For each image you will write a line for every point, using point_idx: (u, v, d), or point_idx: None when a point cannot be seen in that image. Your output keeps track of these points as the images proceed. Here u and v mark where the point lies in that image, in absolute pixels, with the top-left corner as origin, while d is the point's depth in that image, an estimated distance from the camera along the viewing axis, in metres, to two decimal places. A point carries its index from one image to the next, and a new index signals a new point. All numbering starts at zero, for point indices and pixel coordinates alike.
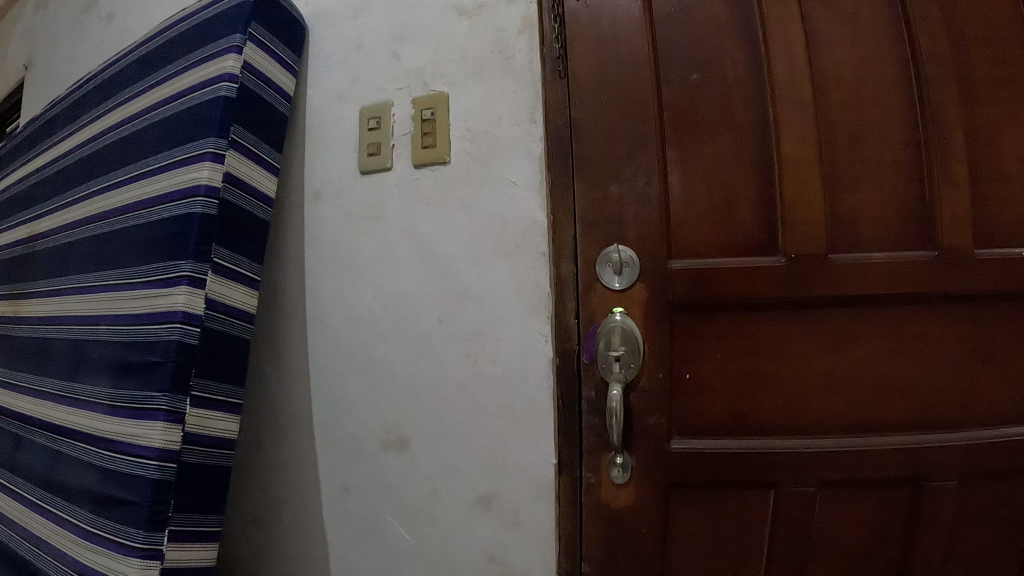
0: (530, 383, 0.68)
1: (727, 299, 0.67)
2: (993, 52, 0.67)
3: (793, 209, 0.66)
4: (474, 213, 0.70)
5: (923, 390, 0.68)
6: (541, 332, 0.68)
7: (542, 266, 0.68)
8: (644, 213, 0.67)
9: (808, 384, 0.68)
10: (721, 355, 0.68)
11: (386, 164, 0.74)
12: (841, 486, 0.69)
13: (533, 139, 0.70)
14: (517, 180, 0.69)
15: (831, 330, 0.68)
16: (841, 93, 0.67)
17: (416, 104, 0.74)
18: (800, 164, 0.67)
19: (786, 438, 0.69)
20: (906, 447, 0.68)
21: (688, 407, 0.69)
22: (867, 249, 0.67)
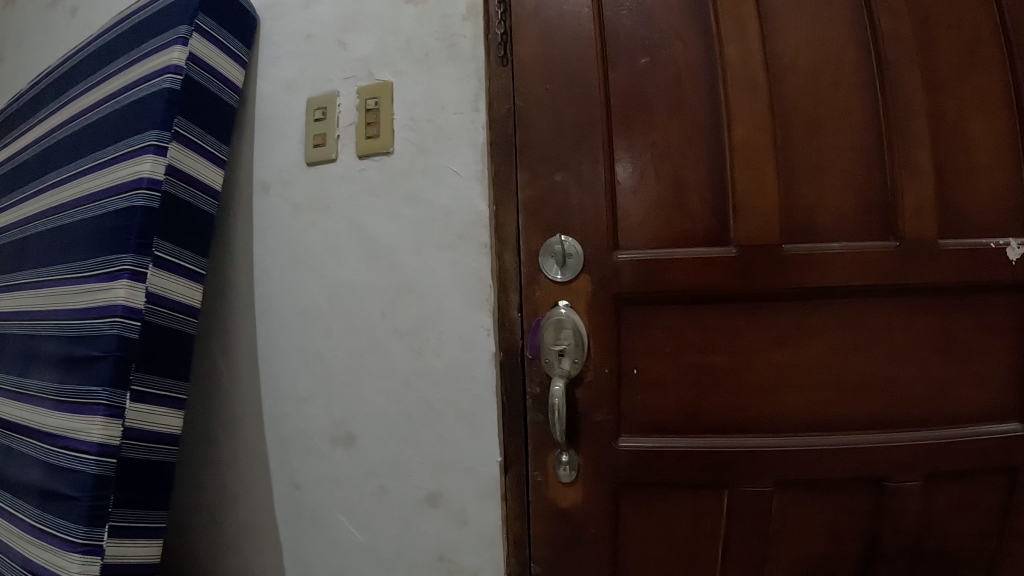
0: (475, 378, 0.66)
1: (677, 293, 0.64)
2: (931, 52, 0.72)
3: (746, 198, 0.65)
4: (415, 203, 0.68)
5: (879, 387, 0.70)
6: (485, 326, 0.65)
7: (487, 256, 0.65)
8: (590, 201, 0.64)
9: (766, 379, 0.67)
10: (670, 351, 0.65)
11: (331, 156, 0.73)
12: (797, 486, 0.70)
13: (475, 126, 0.67)
14: (459, 169, 0.66)
15: (789, 325, 0.67)
16: (798, 83, 0.70)
17: (361, 94, 0.73)
18: (753, 151, 0.65)
19: (739, 437, 0.67)
20: (862, 441, 0.69)
21: (636, 404, 0.66)
22: (822, 240, 0.68)
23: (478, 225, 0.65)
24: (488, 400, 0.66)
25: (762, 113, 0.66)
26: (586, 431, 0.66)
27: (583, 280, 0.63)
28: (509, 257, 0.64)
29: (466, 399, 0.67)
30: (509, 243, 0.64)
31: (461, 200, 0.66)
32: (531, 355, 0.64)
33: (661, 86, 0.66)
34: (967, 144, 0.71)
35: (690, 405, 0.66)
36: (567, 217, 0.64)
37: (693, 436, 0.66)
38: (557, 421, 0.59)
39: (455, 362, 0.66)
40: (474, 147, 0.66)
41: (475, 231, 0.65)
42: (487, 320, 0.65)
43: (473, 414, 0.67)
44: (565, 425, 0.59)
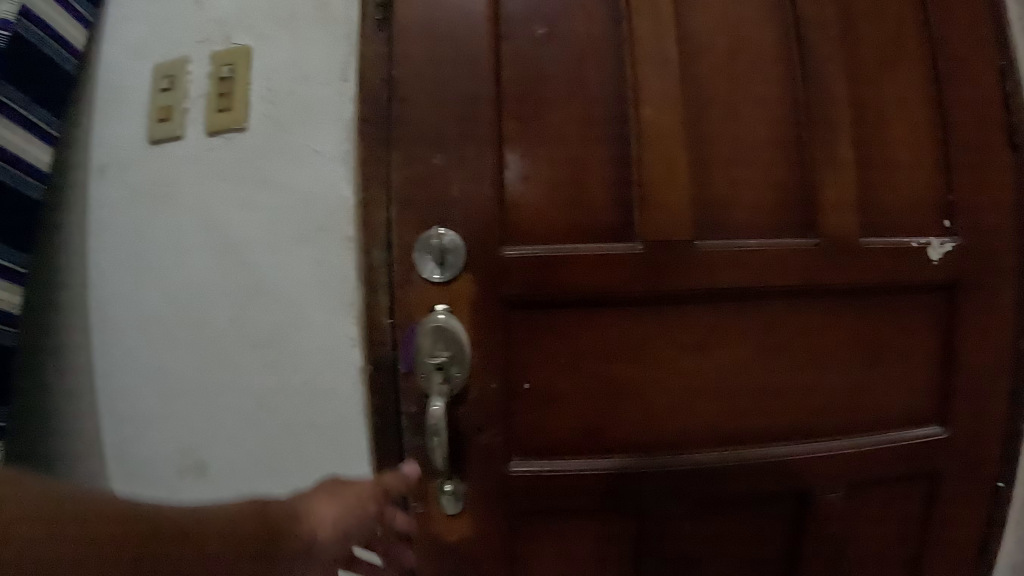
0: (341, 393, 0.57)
1: (575, 296, 0.56)
2: (853, 36, 0.66)
3: (655, 188, 0.57)
4: (271, 189, 0.58)
5: (798, 396, 0.64)
6: (350, 336, 0.57)
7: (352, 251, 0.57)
8: (474, 189, 0.54)
9: (675, 392, 0.60)
10: (568, 361, 0.57)
11: (176, 133, 0.62)
12: (715, 508, 0.63)
13: (341, 100, 0.58)
14: (322, 149, 0.57)
15: (700, 330, 0.60)
16: (715, 64, 0.62)
17: (214, 60, 0.62)
18: (665, 135, 0.57)
19: (649, 457, 0.59)
20: (783, 455, 0.63)
21: (530, 423, 0.58)
22: (737, 236, 0.61)
23: (341, 215, 0.57)
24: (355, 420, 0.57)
25: (672, 92, 0.58)
26: (471, 456, 0.57)
27: (465, 280, 0.55)
28: (377, 252, 0.55)
29: (331, 419, 0.58)
30: (376, 237, 0.55)
31: (322, 186, 0.57)
32: (404, 370, 0.55)
33: (561, 57, 0.57)
34: (887, 134, 0.66)
35: (591, 423, 0.58)
36: (447, 208, 0.54)
37: (596, 459, 0.58)
38: (439, 446, 0.50)
39: (316, 376, 0.57)
40: (339, 124, 0.58)
41: (338, 224, 0.57)
42: (353, 328, 0.57)
43: (337, 435, 0.58)
44: (448, 452, 0.51)
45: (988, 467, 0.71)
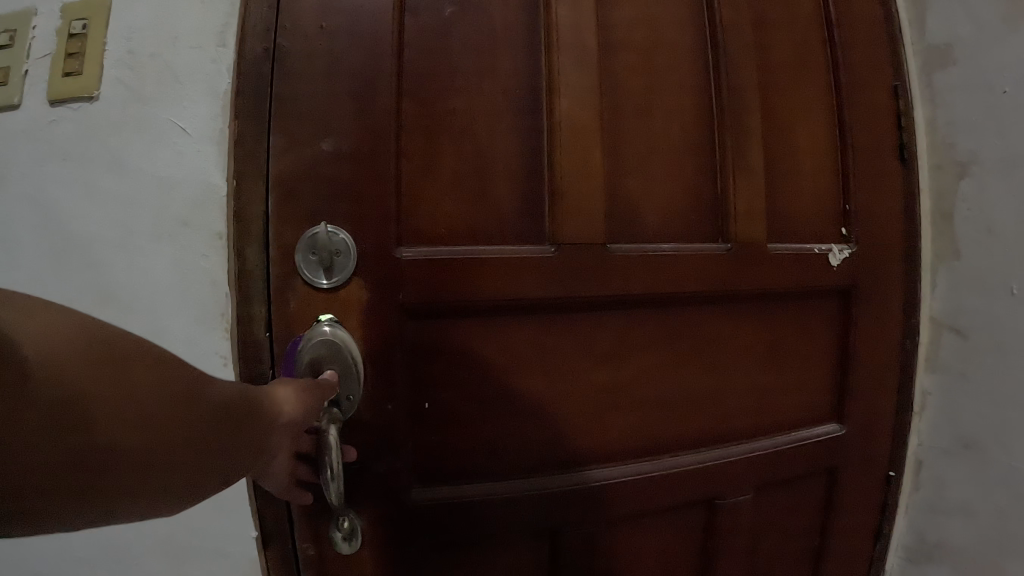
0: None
1: (479, 304, 0.52)
2: (765, 41, 0.65)
3: (570, 182, 0.54)
4: (125, 174, 0.50)
5: (707, 403, 0.63)
6: (220, 353, 0.51)
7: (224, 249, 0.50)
8: (367, 182, 0.49)
9: (584, 403, 0.57)
10: (470, 375, 0.53)
11: (13, 100, 0.51)
12: (627, 520, 0.60)
13: (214, 71, 0.50)
14: (187, 126, 0.50)
15: (610, 338, 0.58)
16: (632, 60, 0.59)
17: (64, 14, 0.52)
18: (582, 125, 0.54)
19: (557, 473, 0.56)
20: (693, 463, 0.61)
21: (429, 444, 0.52)
22: (650, 241, 0.59)
23: (210, 204, 0.50)
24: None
25: (588, 85, 0.54)
26: (365, 484, 0.51)
27: (356, 284, 0.49)
28: (254, 252, 0.48)
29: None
30: (254, 234, 0.48)
31: (188, 172, 0.50)
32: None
33: (469, 38, 0.52)
34: (796, 143, 0.66)
35: (497, 439, 0.54)
36: (335, 203, 0.48)
37: (500, 476, 0.54)
38: (334, 481, 0.43)
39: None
40: (213, 100, 0.50)
41: (207, 218, 0.50)
42: (223, 344, 0.51)
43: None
44: (345, 489, 0.44)
45: (877, 468, 0.73)
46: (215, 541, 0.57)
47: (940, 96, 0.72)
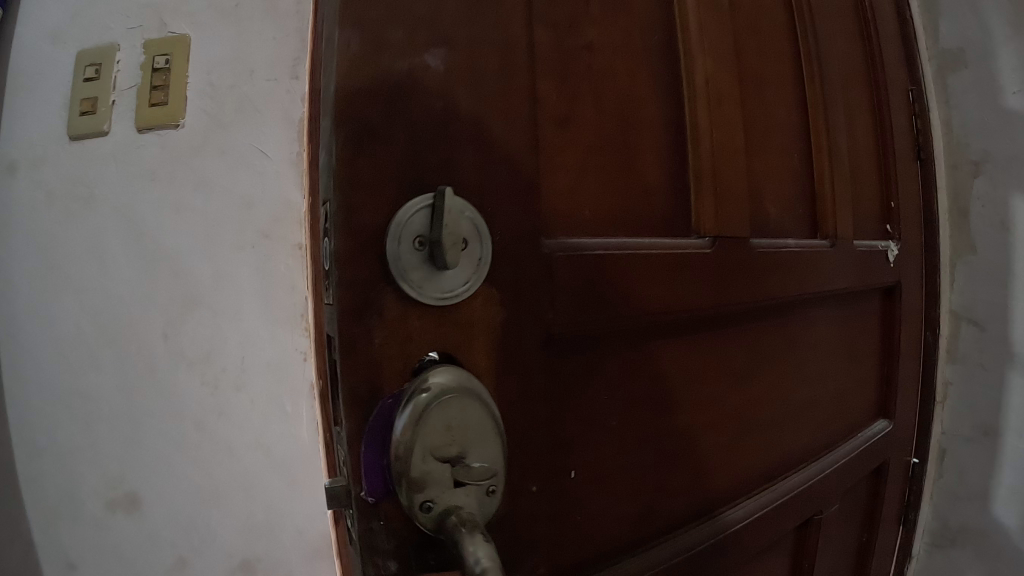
0: (294, 405, 0.54)
1: (637, 320, 0.41)
2: (831, 45, 0.72)
3: (720, 154, 0.49)
4: (211, 193, 0.53)
5: (805, 409, 0.65)
6: (301, 350, 0.54)
7: (302, 259, 0.54)
8: (504, 142, 0.32)
9: (722, 429, 0.52)
10: (626, 412, 0.42)
11: (102, 127, 0.55)
12: (751, 558, 0.58)
13: (290, 99, 0.55)
14: (267, 150, 0.54)
15: (740, 355, 0.54)
16: (742, 28, 0.57)
17: (147, 50, 0.56)
18: (722, 92, 0.51)
19: (701, 511, 0.50)
20: (801, 479, 0.63)
21: (584, 520, 0.40)
22: (773, 235, 0.59)
23: (291, 220, 0.54)
24: (304, 438, 0.55)
25: (716, 47, 0.50)
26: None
27: (483, 300, 0.31)
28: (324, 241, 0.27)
29: (275, 437, 0.55)
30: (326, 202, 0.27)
31: (268, 192, 0.54)
32: (373, 501, 0.28)
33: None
34: (858, 142, 0.75)
35: (645, 495, 0.44)
36: (460, 167, 0.30)
37: (639, 540, 0.45)
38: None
39: (256, 398, 0.54)
40: (290, 127, 0.54)
41: (287, 231, 0.54)
42: (304, 343, 0.54)
43: (288, 453, 0.55)
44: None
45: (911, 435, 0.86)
46: (291, 523, 0.56)
47: (954, 98, 0.87)
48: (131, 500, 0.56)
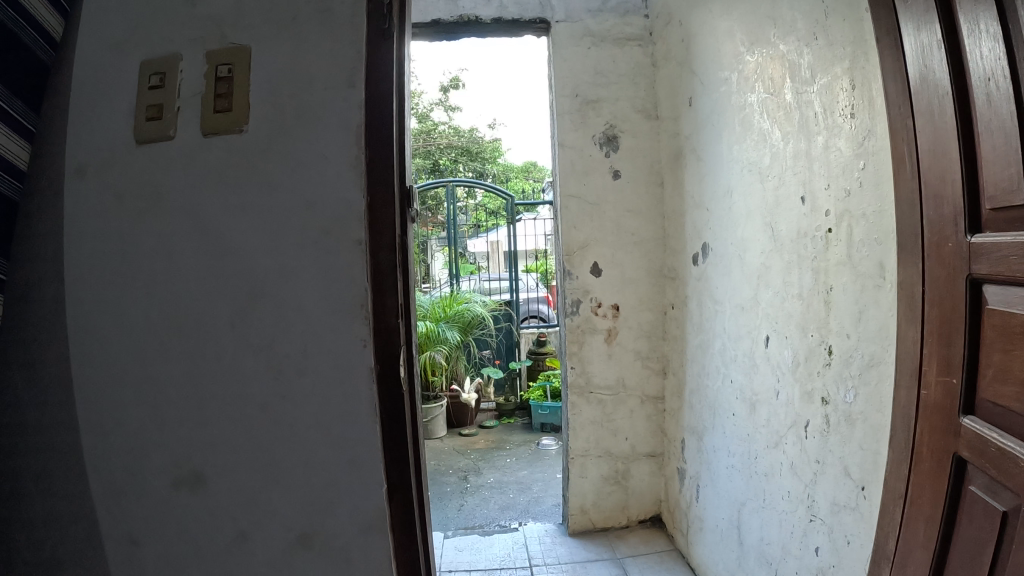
0: (354, 388, 0.58)
1: None
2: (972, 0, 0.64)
3: None
4: (274, 193, 0.58)
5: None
6: (361, 338, 0.57)
7: (363, 253, 0.57)
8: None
9: None
10: None
11: (168, 132, 0.60)
12: None
13: (346, 105, 0.58)
14: (326, 153, 0.58)
15: None
16: None
17: (209, 60, 0.60)
18: None
19: None
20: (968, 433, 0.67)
21: None
22: None
23: (353, 217, 0.57)
24: (364, 419, 0.58)
25: None
26: None
27: None
28: None
29: (336, 416, 0.58)
30: None
31: (327, 193, 0.57)
32: None
33: None
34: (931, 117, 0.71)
35: None
36: None
37: None
38: None
39: (319, 381, 0.58)
40: (347, 132, 0.58)
41: (347, 229, 0.57)
42: (362, 332, 0.58)
43: (347, 434, 0.58)
44: None
45: (829, 375, 1.02)
46: (346, 499, 0.59)
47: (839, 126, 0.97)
48: (202, 477, 0.60)
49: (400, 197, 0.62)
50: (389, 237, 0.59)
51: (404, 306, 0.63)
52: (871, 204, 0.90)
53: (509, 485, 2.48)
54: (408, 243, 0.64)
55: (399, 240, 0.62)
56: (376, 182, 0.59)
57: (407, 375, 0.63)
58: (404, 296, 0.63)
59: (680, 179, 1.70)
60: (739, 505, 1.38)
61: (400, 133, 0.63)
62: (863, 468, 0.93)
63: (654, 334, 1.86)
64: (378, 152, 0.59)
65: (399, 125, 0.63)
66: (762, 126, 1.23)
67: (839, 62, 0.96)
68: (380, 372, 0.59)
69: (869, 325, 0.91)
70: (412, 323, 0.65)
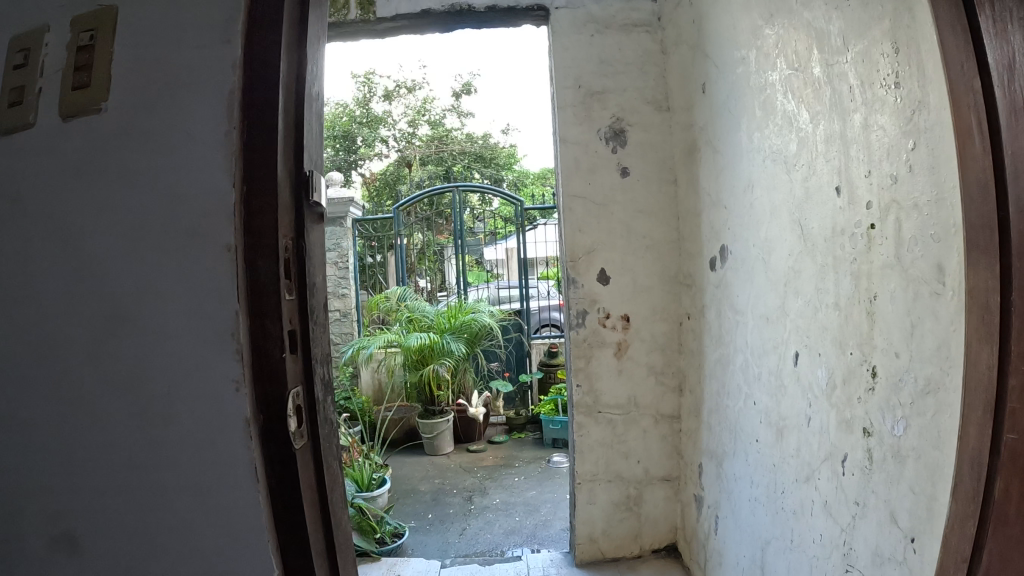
0: (228, 442, 0.44)
1: None
2: None
3: None
4: (133, 184, 0.45)
5: None
6: (234, 378, 0.44)
7: (235, 265, 0.44)
8: None
9: None
10: None
11: (27, 119, 0.47)
12: None
13: (221, 73, 0.45)
14: (191, 130, 0.45)
15: None
16: None
17: (76, 26, 0.48)
18: None
19: None
20: None
21: None
22: None
23: (223, 218, 0.44)
24: (242, 483, 0.45)
25: None
26: None
27: None
28: None
29: (210, 478, 0.45)
30: None
31: (193, 187, 0.44)
32: None
33: None
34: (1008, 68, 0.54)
35: None
36: None
37: None
38: None
39: (186, 433, 0.45)
40: (221, 108, 0.45)
41: (217, 234, 0.44)
42: (237, 368, 0.44)
43: (226, 499, 0.45)
44: None
45: (875, 401, 0.87)
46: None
47: (883, 97, 0.81)
48: (50, 558, 0.47)
49: (290, 193, 0.49)
50: (271, 245, 0.46)
51: (299, 332, 0.50)
52: (927, 190, 0.74)
53: (516, 507, 2.34)
54: (306, 252, 0.51)
55: (289, 248, 0.49)
56: (254, 174, 0.46)
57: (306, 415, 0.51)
58: (298, 320, 0.50)
59: (694, 175, 1.55)
60: (762, 543, 1.22)
61: (295, 113, 0.50)
62: (913, 516, 0.78)
63: (669, 347, 1.70)
64: (259, 132, 0.47)
65: (292, 103, 0.51)
66: (787, 108, 1.08)
67: (879, 20, 0.81)
68: (261, 420, 0.46)
69: (924, 343, 0.76)
70: (314, 353, 0.52)
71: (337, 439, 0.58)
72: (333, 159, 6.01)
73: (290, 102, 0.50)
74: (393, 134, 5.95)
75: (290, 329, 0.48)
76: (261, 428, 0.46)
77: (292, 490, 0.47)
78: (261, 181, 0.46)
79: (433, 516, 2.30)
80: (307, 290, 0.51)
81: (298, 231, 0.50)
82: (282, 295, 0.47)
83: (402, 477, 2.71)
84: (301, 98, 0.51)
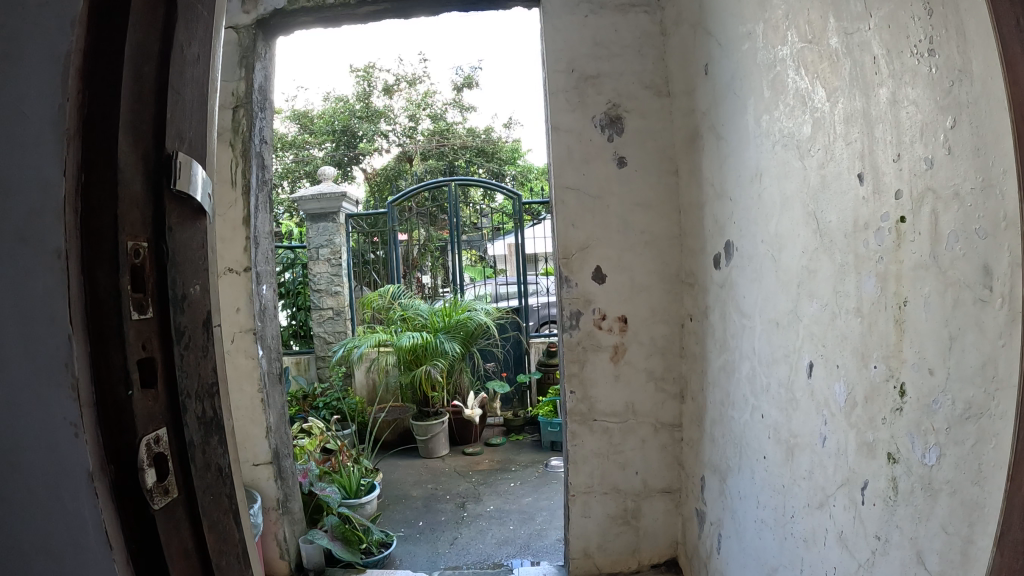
0: (73, 499, 0.36)
1: None
2: None
3: None
4: None
5: None
6: (72, 422, 0.36)
7: (69, 275, 0.35)
8: None
9: None
10: None
11: None
12: None
13: (55, 23, 0.35)
14: (16, 91, 0.35)
15: None
16: None
17: None
18: None
19: None
20: None
21: None
22: None
23: (49, 212, 0.35)
24: (95, 547, 0.36)
25: None
26: None
27: None
28: None
29: (64, 540, 0.36)
30: None
31: (12, 173, 0.35)
32: None
33: None
34: None
35: None
36: None
37: None
38: None
39: (31, 485, 0.36)
40: (54, 67, 0.35)
41: (41, 233, 0.35)
42: (76, 408, 0.36)
43: (88, 552, 0.36)
44: None
45: (900, 423, 0.77)
46: None
47: (912, 70, 0.72)
48: None
49: (146, 184, 0.41)
50: (111, 251, 0.37)
51: (160, 359, 0.42)
52: (970, 175, 0.64)
53: (510, 515, 2.24)
54: (171, 256, 0.43)
55: (144, 255, 0.40)
56: (94, 161, 0.37)
57: (175, 452, 0.43)
58: (159, 344, 0.42)
59: (697, 165, 1.44)
60: (769, 571, 1.12)
61: (157, 83, 0.42)
62: (944, 560, 0.69)
63: (669, 350, 1.60)
64: (104, 98, 0.38)
65: (152, 70, 0.42)
66: (800, 86, 0.97)
67: None
68: (111, 470, 0.37)
69: (964, 360, 0.66)
70: (182, 382, 0.44)
71: (232, 481, 0.50)
72: (331, 154, 5.90)
73: (149, 67, 0.41)
74: (393, 129, 5.86)
75: (142, 358, 0.40)
76: (111, 486, 0.37)
77: (153, 559, 0.39)
78: (103, 170, 0.37)
79: (424, 523, 2.21)
80: (171, 305, 0.43)
81: (161, 231, 0.42)
82: (128, 317, 0.38)
83: (393, 481, 2.62)
84: (166, 65, 0.43)
